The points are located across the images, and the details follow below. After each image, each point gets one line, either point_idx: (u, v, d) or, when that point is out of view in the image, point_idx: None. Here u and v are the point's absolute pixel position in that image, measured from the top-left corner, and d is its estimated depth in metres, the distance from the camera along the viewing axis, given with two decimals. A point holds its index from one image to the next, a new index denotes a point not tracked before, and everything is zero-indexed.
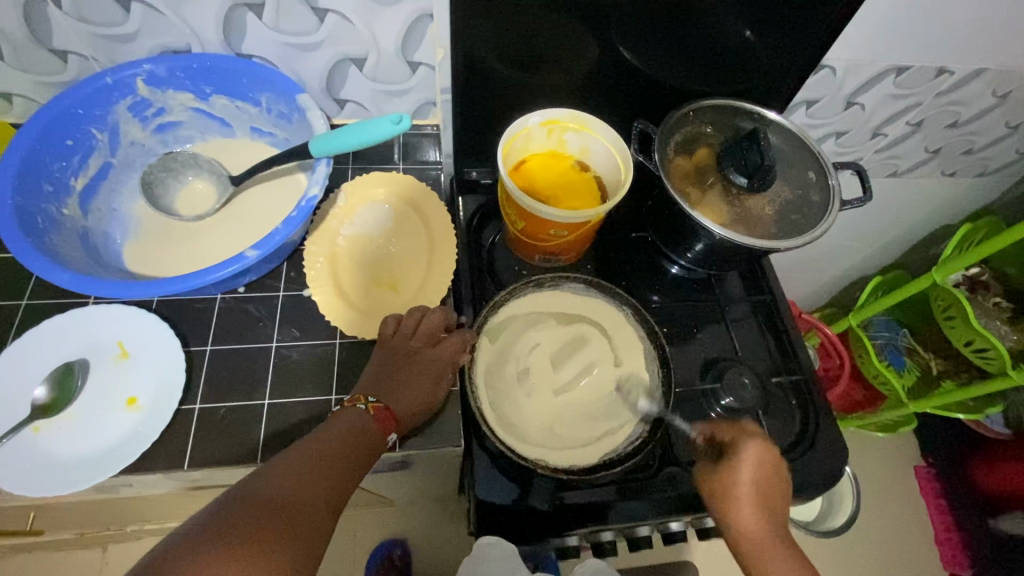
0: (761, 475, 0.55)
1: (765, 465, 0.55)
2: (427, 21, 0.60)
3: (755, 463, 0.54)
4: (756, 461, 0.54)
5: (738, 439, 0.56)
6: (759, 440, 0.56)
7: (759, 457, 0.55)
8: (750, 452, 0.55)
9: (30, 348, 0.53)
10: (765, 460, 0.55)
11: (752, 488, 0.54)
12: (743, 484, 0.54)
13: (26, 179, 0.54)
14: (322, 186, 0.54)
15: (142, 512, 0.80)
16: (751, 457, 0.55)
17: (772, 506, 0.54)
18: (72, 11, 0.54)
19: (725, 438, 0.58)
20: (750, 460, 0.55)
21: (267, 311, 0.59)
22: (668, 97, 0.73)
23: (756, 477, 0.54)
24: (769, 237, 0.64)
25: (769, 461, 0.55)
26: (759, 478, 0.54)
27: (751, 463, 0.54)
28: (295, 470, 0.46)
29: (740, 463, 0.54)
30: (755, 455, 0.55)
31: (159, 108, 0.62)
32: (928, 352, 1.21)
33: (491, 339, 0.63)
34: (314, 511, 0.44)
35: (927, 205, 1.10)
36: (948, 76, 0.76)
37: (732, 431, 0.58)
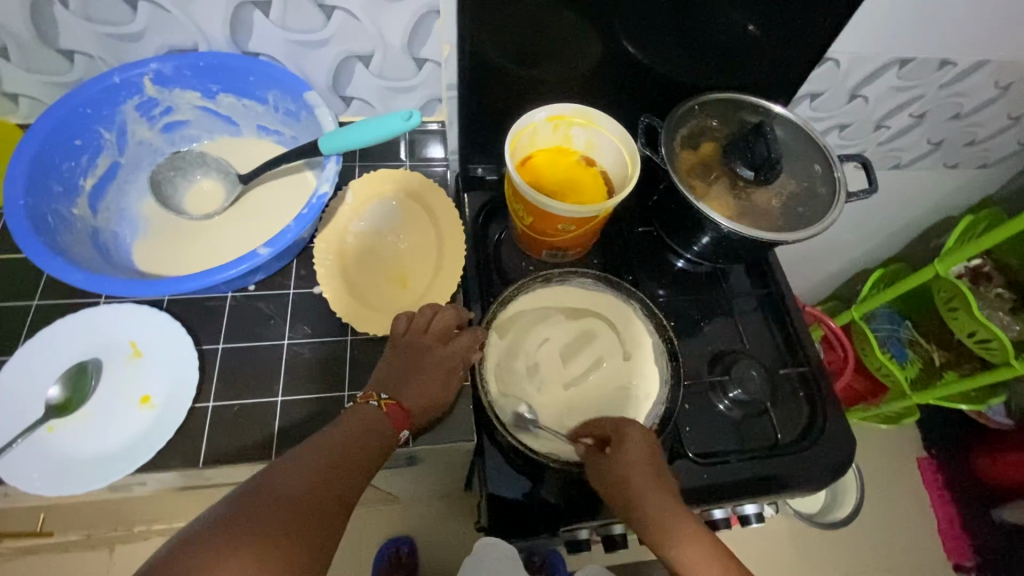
0: (644, 461, 0.55)
1: (645, 449, 0.55)
2: (434, 17, 0.60)
3: (635, 450, 0.55)
4: (635, 448, 0.55)
5: (617, 429, 0.56)
6: (642, 428, 0.56)
7: (642, 444, 0.55)
8: (635, 440, 0.55)
9: (43, 348, 0.53)
10: (644, 446, 0.55)
11: (640, 472, 0.54)
12: (636, 472, 0.54)
13: (36, 180, 0.54)
14: (332, 183, 0.55)
15: (151, 512, 0.80)
16: (631, 445, 0.55)
17: (670, 491, 0.55)
18: (79, 10, 0.54)
19: (605, 431, 0.57)
20: (635, 446, 0.55)
21: (278, 309, 0.60)
22: (673, 91, 0.74)
23: (642, 463, 0.54)
24: (776, 229, 0.65)
25: (652, 446, 0.56)
26: (644, 464, 0.54)
27: (633, 452, 0.55)
28: (310, 465, 0.46)
29: (624, 453, 0.55)
30: (639, 442, 0.55)
31: (166, 107, 0.62)
32: (931, 344, 1.22)
33: (501, 334, 0.64)
34: (329, 508, 0.45)
35: (929, 197, 1.10)
36: (951, 68, 0.77)
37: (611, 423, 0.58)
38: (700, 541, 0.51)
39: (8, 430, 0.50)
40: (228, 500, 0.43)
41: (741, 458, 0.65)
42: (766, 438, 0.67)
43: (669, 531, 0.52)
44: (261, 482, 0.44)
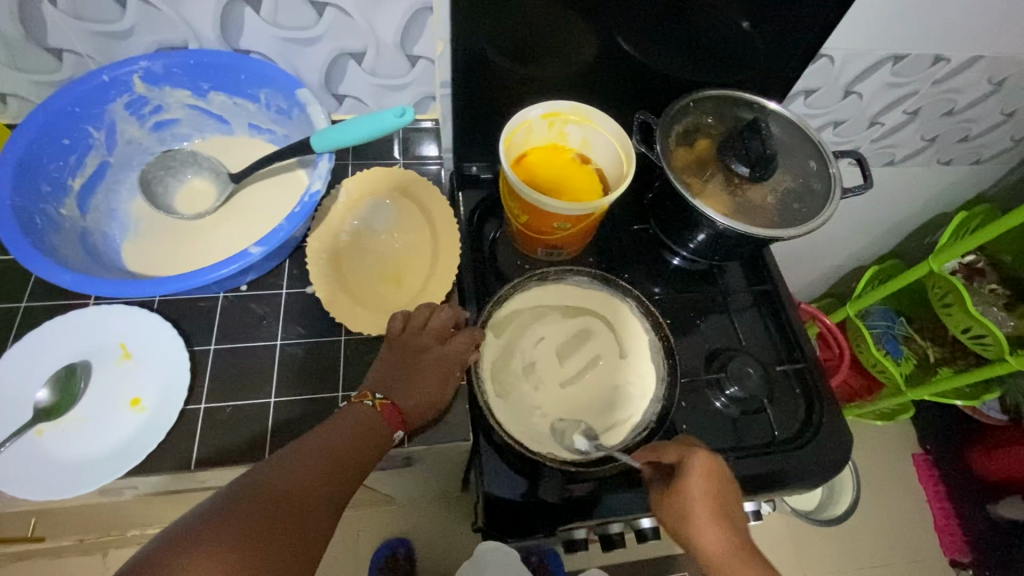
0: (709, 489, 0.53)
1: (710, 482, 0.53)
2: (427, 14, 0.59)
3: (697, 483, 0.53)
4: (699, 480, 0.53)
5: (682, 457, 0.55)
6: (711, 457, 0.54)
7: (704, 477, 0.53)
8: (694, 472, 0.53)
9: (31, 351, 0.52)
10: (707, 478, 0.53)
11: (701, 506, 0.52)
12: (695, 501, 0.53)
13: (23, 179, 0.53)
14: (325, 181, 0.54)
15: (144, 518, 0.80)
16: (693, 477, 0.53)
17: (734, 524, 0.53)
18: (67, 7, 0.53)
19: (669, 460, 0.55)
20: (702, 479, 0.53)
21: (271, 309, 0.59)
22: (668, 88, 0.73)
23: (705, 496, 0.53)
24: (771, 226, 0.64)
25: (717, 477, 0.54)
26: (707, 497, 0.53)
27: (694, 486, 0.53)
28: (298, 465, 0.46)
29: (688, 483, 0.53)
30: (702, 470, 0.53)
31: (156, 106, 0.62)
32: (925, 340, 1.22)
33: (497, 333, 0.63)
34: (317, 508, 0.44)
35: (923, 193, 1.10)
36: (944, 63, 0.77)
37: (674, 450, 0.56)
38: None
39: None
40: (211, 500, 0.41)
41: (739, 455, 0.64)
42: (763, 435, 0.67)
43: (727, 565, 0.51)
44: (249, 482, 0.43)
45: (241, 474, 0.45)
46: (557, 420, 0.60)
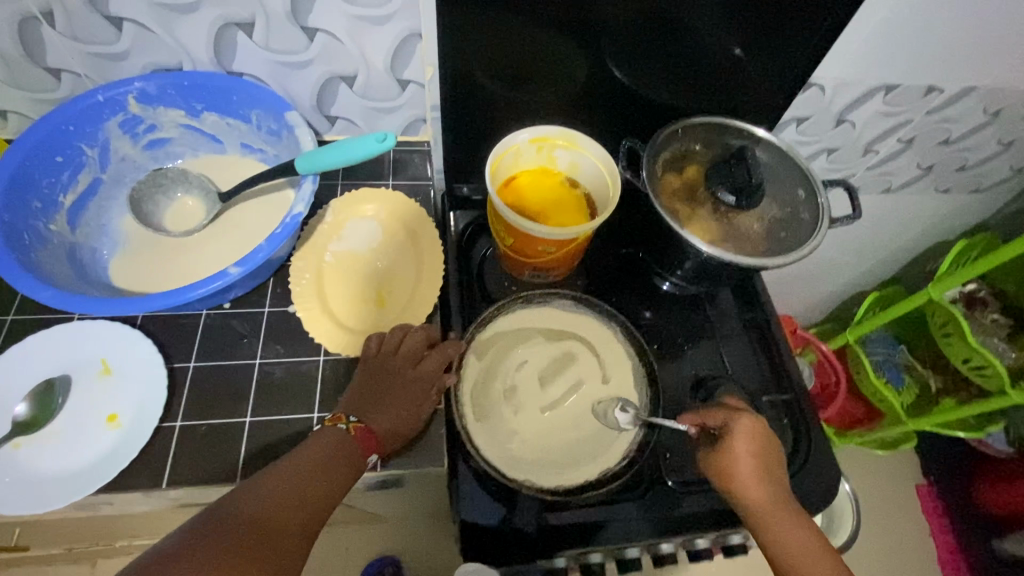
0: (754, 449, 0.57)
1: (755, 442, 0.57)
2: (416, 40, 0.60)
3: (744, 441, 0.57)
4: (746, 440, 0.57)
5: (727, 420, 0.59)
6: (754, 420, 0.59)
7: (750, 437, 0.58)
8: (741, 432, 0.58)
9: (12, 364, 0.53)
10: (753, 437, 0.58)
11: (749, 464, 0.56)
12: (741, 461, 0.56)
13: (13, 196, 0.54)
14: (307, 203, 0.54)
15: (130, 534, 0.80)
16: (740, 436, 0.57)
17: (777, 481, 0.57)
18: (65, 29, 0.55)
19: (714, 425, 0.60)
20: (747, 440, 0.57)
21: (252, 328, 0.59)
22: (658, 114, 0.74)
23: (752, 454, 0.57)
24: (758, 255, 0.64)
25: (761, 439, 0.58)
26: (754, 455, 0.57)
27: (742, 443, 0.57)
28: (272, 490, 0.46)
29: (734, 443, 0.57)
30: (747, 432, 0.58)
31: (150, 125, 0.63)
32: (926, 369, 1.20)
33: (478, 355, 0.63)
34: (289, 533, 0.44)
35: (922, 221, 1.09)
36: (937, 93, 0.77)
37: (719, 416, 0.61)
38: (795, 526, 0.55)
39: None
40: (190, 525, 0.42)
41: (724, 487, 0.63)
42: None
43: (773, 515, 0.55)
44: (223, 508, 0.43)
45: (219, 500, 0.45)
46: (598, 402, 0.62)
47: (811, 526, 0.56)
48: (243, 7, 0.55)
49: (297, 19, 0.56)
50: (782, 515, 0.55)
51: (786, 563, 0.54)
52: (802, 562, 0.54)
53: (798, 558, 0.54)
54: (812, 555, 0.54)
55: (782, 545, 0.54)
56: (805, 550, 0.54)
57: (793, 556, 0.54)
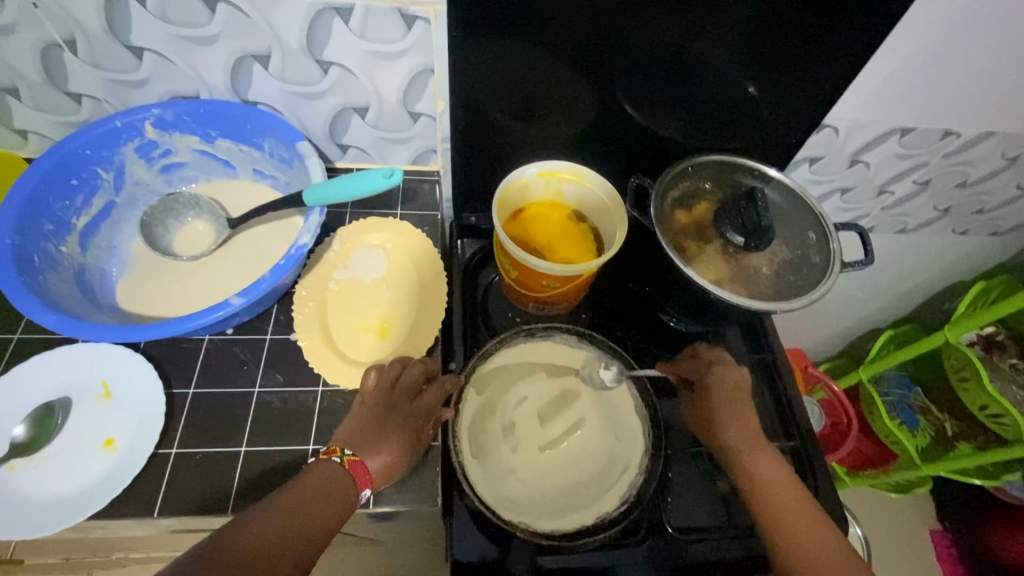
0: (727, 391, 0.63)
1: (731, 385, 0.64)
2: (428, 75, 0.61)
3: (721, 381, 0.64)
4: (720, 383, 0.64)
5: (705, 367, 0.66)
6: (733, 367, 0.65)
7: (727, 380, 0.64)
8: (719, 375, 0.64)
9: (16, 384, 0.54)
10: (730, 380, 0.64)
11: (725, 401, 0.63)
12: (716, 400, 0.63)
13: (27, 218, 0.55)
14: (312, 235, 0.55)
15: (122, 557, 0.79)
16: (717, 377, 0.64)
17: (750, 420, 0.62)
18: (87, 57, 0.57)
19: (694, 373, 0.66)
20: (722, 382, 0.64)
21: (253, 355, 0.59)
22: (668, 152, 0.74)
23: (726, 395, 0.63)
24: (766, 297, 0.63)
25: (738, 382, 0.64)
26: (731, 394, 0.63)
27: (720, 382, 0.64)
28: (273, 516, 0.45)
29: (710, 384, 0.64)
30: (722, 376, 0.64)
31: (166, 149, 0.64)
32: (942, 412, 1.16)
33: (478, 390, 0.62)
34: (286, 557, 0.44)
35: (939, 261, 1.07)
36: (954, 138, 0.76)
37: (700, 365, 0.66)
38: (767, 459, 0.59)
39: None
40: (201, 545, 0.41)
41: (727, 537, 0.60)
42: None
43: (747, 446, 0.60)
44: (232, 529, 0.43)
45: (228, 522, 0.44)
46: (583, 367, 0.65)
47: (782, 460, 0.60)
48: (260, 40, 0.56)
49: (312, 52, 0.57)
50: (755, 448, 0.60)
51: (757, 490, 0.58)
52: (773, 490, 0.57)
53: (768, 487, 0.58)
54: (782, 484, 0.58)
55: (755, 473, 0.58)
56: (776, 480, 0.58)
57: (763, 482, 0.58)
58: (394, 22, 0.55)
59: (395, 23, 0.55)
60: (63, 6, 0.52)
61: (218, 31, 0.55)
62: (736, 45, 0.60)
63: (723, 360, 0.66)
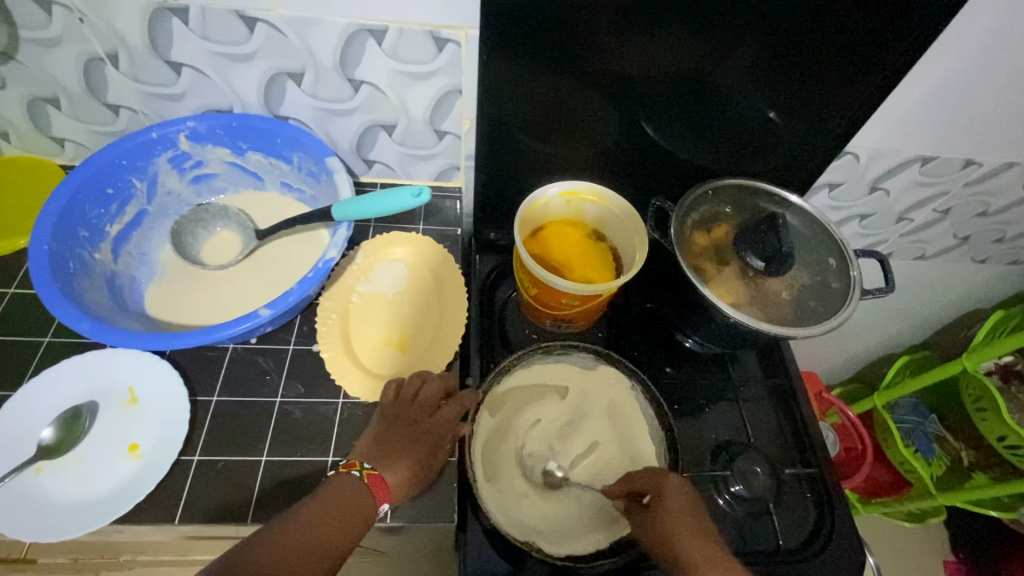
0: (685, 510, 0.54)
1: (685, 499, 0.55)
2: (455, 95, 0.62)
3: (677, 500, 0.55)
4: (673, 497, 0.55)
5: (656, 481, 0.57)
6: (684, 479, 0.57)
7: (683, 496, 0.55)
8: (675, 491, 0.55)
9: (45, 387, 0.55)
10: (685, 499, 0.55)
11: (684, 524, 0.53)
12: (675, 520, 0.53)
13: (64, 225, 0.57)
14: (340, 249, 0.56)
15: (134, 563, 0.79)
16: (673, 494, 0.55)
17: (715, 542, 0.53)
18: (128, 70, 0.59)
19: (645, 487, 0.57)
20: (676, 498, 0.55)
21: (276, 365, 0.60)
22: (688, 175, 0.74)
23: (683, 513, 0.54)
24: (785, 322, 0.63)
25: (693, 498, 0.56)
26: (690, 516, 0.54)
27: (676, 502, 0.55)
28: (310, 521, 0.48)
29: (663, 502, 0.54)
30: (675, 491, 0.56)
31: (198, 161, 0.66)
32: (959, 442, 1.15)
33: (492, 411, 0.62)
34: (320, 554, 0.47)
35: (957, 289, 1.06)
36: (976, 167, 0.76)
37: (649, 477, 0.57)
38: None
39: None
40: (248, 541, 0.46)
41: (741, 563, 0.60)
42: (766, 542, 0.63)
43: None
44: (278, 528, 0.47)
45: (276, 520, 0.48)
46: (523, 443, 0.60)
47: None
48: (296, 58, 0.57)
49: (344, 71, 0.59)
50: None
51: None
52: None
53: None
54: None
55: None
56: None
57: None
58: (426, 44, 0.56)
59: (427, 45, 0.56)
60: (109, 22, 0.54)
61: (255, 49, 0.56)
62: (759, 73, 0.61)
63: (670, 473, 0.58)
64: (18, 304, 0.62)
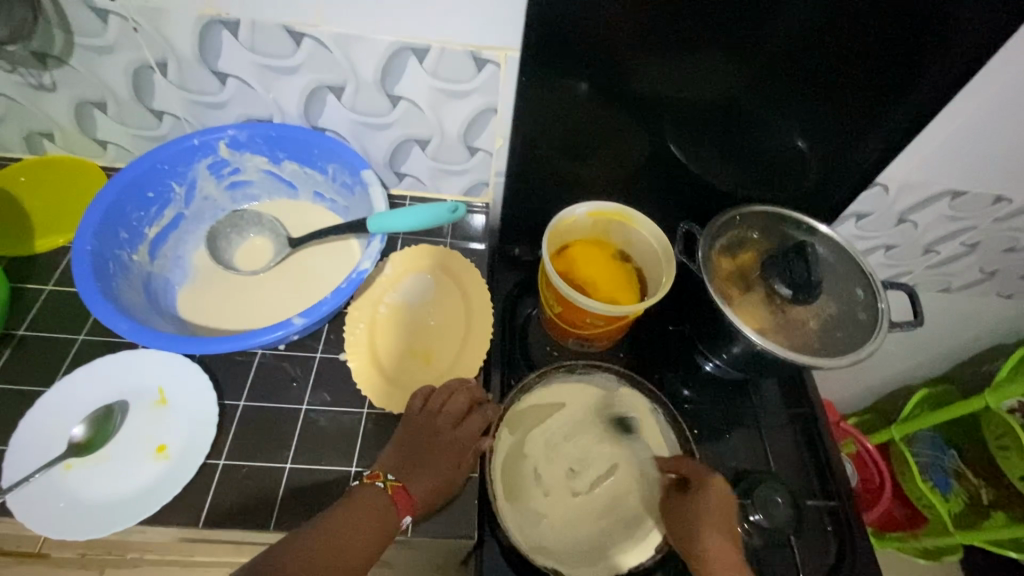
0: (717, 507, 0.58)
1: (722, 503, 0.58)
2: (490, 114, 0.64)
3: (716, 496, 0.58)
4: (711, 497, 0.58)
5: (699, 475, 0.60)
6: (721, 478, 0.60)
7: (722, 497, 0.59)
8: (717, 491, 0.59)
9: (77, 386, 0.56)
10: (724, 500, 0.59)
11: (715, 518, 0.57)
12: (706, 515, 0.57)
13: (106, 227, 0.58)
14: (373, 260, 0.57)
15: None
16: (716, 493, 0.59)
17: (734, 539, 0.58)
18: (175, 78, 0.60)
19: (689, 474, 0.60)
20: (711, 497, 0.58)
21: (303, 372, 0.61)
22: (715, 199, 0.75)
23: (716, 511, 0.58)
24: (811, 352, 0.62)
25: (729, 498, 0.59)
26: (722, 514, 0.58)
27: (715, 497, 0.58)
28: (344, 520, 0.50)
29: (700, 497, 0.58)
30: (714, 490, 0.59)
31: (235, 168, 0.67)
32: (979, 478, 1.12)
33: (511, 429, 0.62)
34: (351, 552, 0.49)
35: (981, 323, 1.05)
36: (1006, 203, 0.75)
37: (694, 467, 0.61)
38: None
39: (30, 464, 0.52)
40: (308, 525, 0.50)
41: None
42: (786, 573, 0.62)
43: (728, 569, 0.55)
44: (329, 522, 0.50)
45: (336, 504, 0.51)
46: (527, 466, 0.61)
47: None
48: (338, 73, 0.59)
49: (384, 87, 0.60)
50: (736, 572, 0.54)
51: None
52: None
53: None
54: None
55: None
56: None
57: None
58: (466, 64, 0.58)
59: (466, 65, 0.58)
60: (161, 32, 0.55)
61: (301, 62, 0.58)
62: (792, 102, 0.61)
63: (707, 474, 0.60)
64: (53, 301, 0.63)
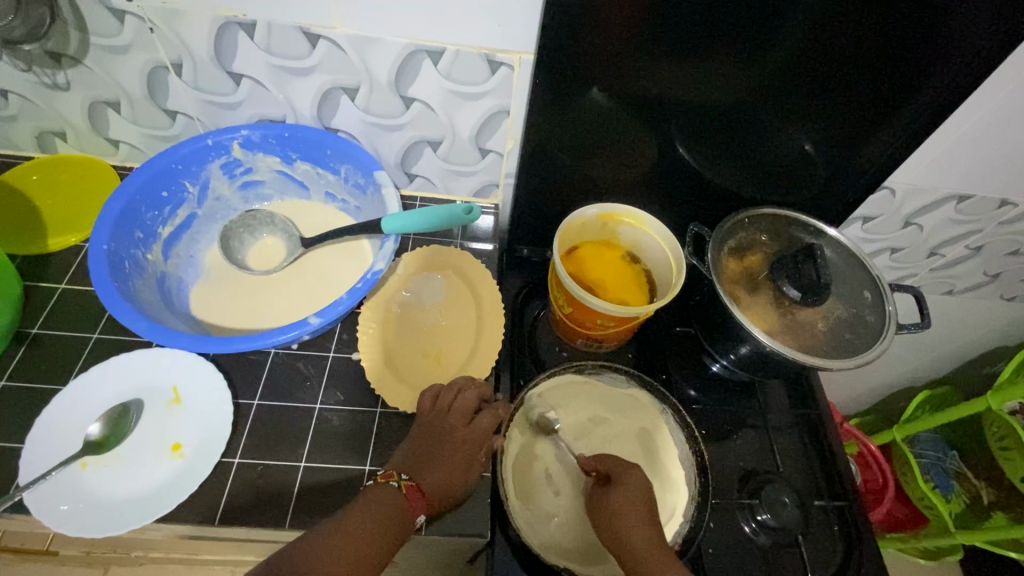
0: (638, 498, 0.55)
1: (637, 491, 0.55)
2: (502, 116, 0.64)
3: (634, 484, 0.56)
4: (622, 488, 0.56)
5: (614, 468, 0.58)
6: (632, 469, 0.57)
7: (641, 486, 0.56)
8: (635, 480, 0.56)
9: (92, 386, 0.56)
10: (642, 490, 0.56)
11: (636, 507, 0.54)
12: (624, 507, 0.54)
13: (121, 226, 0.59)
14: (387, 261, 0.57)
15: (143, 565, 0.79)
16: (632, 483, 0.56)
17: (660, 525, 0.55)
18: (190, 80, 0.61)
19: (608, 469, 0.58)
20: (624, 488, 0.56)
21: (316, 372, 0.62)
22: (724, 202, 0.75)
23: (633, 499, 0.55)
24: (819, 354, 0.63)
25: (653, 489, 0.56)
26: (641, 502, 0.55)
27: (630, 487, 0.56)
28: (366, 516, 0.50)
29: (613, 491, 0.56)
30: (631, 481, 0.56)
31: (248, 168, 0.68)
32: (979, 479, 1.13)
33: (522, 430, 0.63)
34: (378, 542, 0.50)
35: (984, 325, 1.06)
36: (1011, 208, 0.76)
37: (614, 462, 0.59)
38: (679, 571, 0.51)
39: (46, 461, 0.52)
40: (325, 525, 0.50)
41: None
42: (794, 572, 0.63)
43: (655, 558, 0.52)
44: (349, 518, 0.50)
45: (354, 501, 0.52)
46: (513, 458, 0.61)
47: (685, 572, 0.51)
48: (352, 74, 0.59)
49: (398, 88, 0.61)
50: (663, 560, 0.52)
51: None
52: None
53: None
54: None
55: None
56: None
57: None
58: (480, 67, 0.58)
59: (480, 68, 0.58)
60: (178, 33, 0.56)
61: (315, 63, 0.58)
62: (801, 106, 0.62)
63: (623, 468, 0.57)
64: (66, 299, 0.63)
